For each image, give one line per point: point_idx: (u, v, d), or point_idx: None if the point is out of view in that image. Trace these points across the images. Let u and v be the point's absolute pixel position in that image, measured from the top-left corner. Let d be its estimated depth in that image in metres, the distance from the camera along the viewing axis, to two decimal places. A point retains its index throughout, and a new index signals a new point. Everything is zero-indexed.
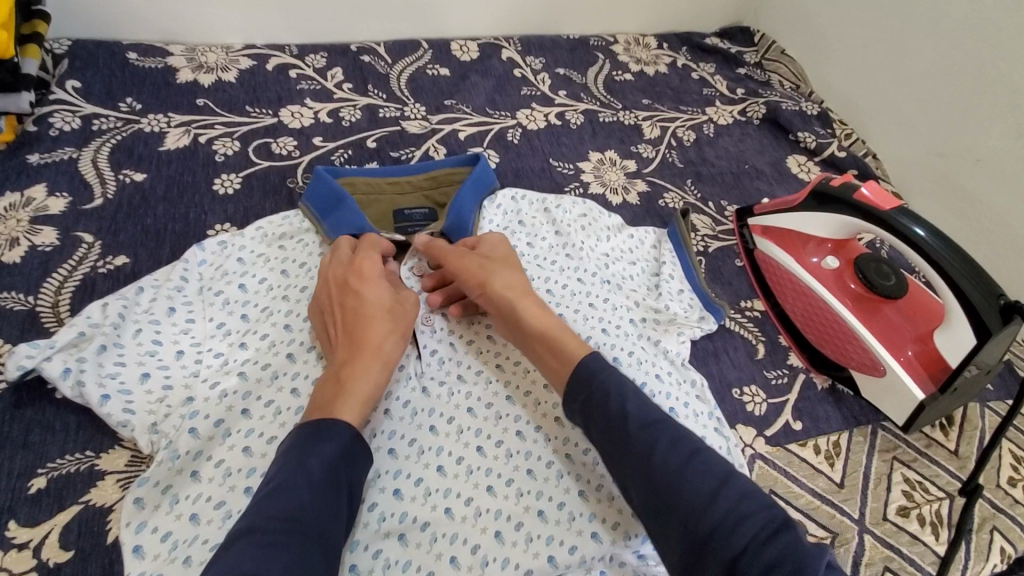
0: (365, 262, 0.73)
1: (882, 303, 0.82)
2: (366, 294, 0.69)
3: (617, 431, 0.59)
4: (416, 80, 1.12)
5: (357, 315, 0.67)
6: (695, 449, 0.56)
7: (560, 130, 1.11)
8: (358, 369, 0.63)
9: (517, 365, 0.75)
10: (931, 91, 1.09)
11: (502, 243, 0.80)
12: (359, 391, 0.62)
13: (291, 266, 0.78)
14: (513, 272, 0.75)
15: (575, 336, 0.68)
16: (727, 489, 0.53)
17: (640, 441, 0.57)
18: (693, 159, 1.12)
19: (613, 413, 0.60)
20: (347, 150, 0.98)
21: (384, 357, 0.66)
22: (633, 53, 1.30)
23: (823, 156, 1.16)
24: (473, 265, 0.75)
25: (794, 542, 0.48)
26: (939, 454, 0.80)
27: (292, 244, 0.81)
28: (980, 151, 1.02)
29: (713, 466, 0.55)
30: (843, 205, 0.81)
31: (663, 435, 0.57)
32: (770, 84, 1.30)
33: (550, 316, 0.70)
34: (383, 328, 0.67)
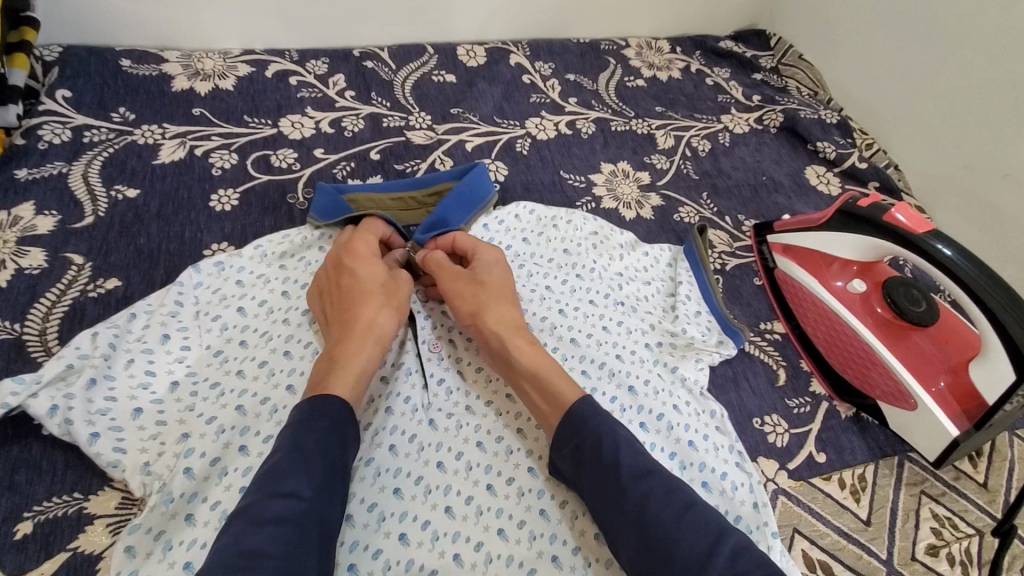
0: (359, 243, 0.73)
1: (912, 329, 0.78)
2: (362, 273, 0.69)
3: (609, 484, 0.56)
4: (421, 87, 1.08)
5: (351, 293, 0.68)
6: (689, 503, 0.54)
7: (571, 140, 1.07)
8: (350, 347, 0.63)
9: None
10: (956, 106, 1.05)
11: (499, 264, 0.76)
12: (352, 366, 0.61)
13: (292, 288, 0.74)
14: (508, 304, 0.71)
15: (566, 379, 0.64)
16: (721, 549, 0.50)
17: (634, 495, 0.54)
18: (709, 171, 1.08)
19: (605, 463, 0.56)
20: (350, 163, 0.94)
21: (376, 333, 0.65)
22: (645, 58, 1.26)
23: (844, 167, 1.11)
24: (468, 295, 0.71)
25: None
26: (968, 487, 0.77)
27: (294, 264, 0.77)
28: (1008, 166, 0.98)
29: (709, 522, 0.52)
30: (873, 227, 0.76)
31: (657, 487, 0.55)
32: (787, 91, 1.25)
33: (540, 354, 0.66)
34: (375, 305, 0.67)
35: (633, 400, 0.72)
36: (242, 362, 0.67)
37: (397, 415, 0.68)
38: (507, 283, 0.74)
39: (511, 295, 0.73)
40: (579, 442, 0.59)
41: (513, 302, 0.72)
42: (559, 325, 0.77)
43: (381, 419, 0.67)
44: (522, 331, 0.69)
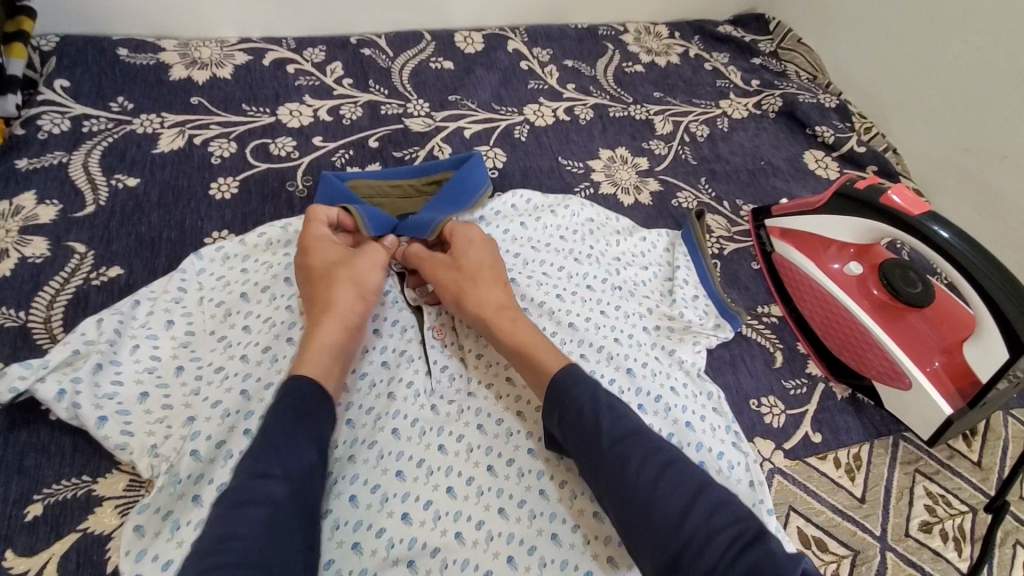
0: (309, 233, 0.74)
1: (907, 310, 0.78)
2: (312, 262, 0.71)
3: (593, 446, 0.58)
4: (419, 74, 1.08)
5: (311, 281, 0.69)
6: (668, 462, 0.56)
7: (569, 126, 1.07)
8: (312, 331, 0.64)
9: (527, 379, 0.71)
10: (968, 85, 1.02)
11: (475, 241, 0.77)
12: (314, 344, 0.63)
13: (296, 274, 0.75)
14: (486, 281, 0.72)
15: (549, 352, 0.66)
16: (696, 509, 0.53)
17: (614, 457, 0.57)
18: (708, 156, 1.09)
19: (588, 431, 0.59)
20: (349, 151, 0.93)
21: (331, 312, 0.66)
22: (644, 43, 1.26)
23: (842, 151, 1.11)
24: (450, 279, 0.72)
25: (767, 554, 0.50)
26: (962, 465, 0.78)
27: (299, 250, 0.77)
28: (1007, 147, 0.98)
29: (687, 478, 0.55)
30: (871, 210, 0.77)
31: (634, 450, 0.57)
32: (786, 75, 1.24)
33: (524, 330, 0.68)
34: (329, 289, 0.68)
35: (631, 382, 0.73)
36: (246, 348, 0.68)
37: (399, 400, 0.68)
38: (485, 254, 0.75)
39: (491, 264, 0.75)
40: (564, 409, 0.61)
41: (496, 272, 0.74)
42: (557, 310, 0.77)
43: (384, 403, 0.68)
44: (501, 302, 0.71)
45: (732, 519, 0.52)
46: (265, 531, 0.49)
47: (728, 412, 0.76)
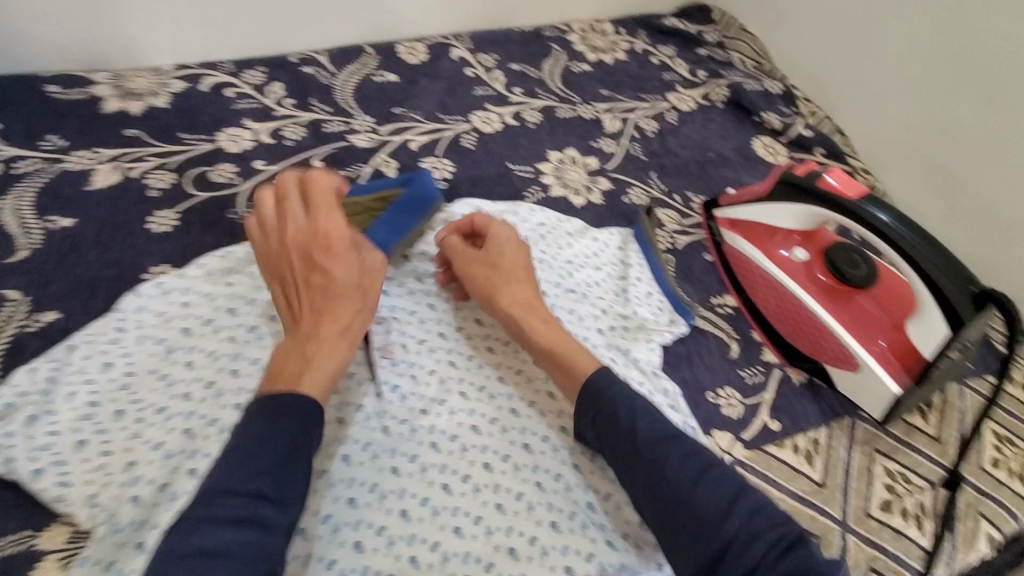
0: (333, 227, 0.64)
1: (854, 293, 0.79)
2: (335, 266, 0.63)
3: (633, 448, 0.60)
4: (362, 88, 1.07)
5: (330, 289, 0.62)
6: (707, 465, 0.58)
7: (517, 131, 1.07)
8: (326, 351, 0.59)
9: (482, 393, 0.73)
10: (920, 58, 1.03)
11: (513, 240, 0.77)
12: (328, 367, 0.59)
13: (238, 303, 0.74)
14: (523, 283, 0.74)
15: (582, 354, 0.68)
16: (736, 510, 0.55)
17: (653, 458, 0.59)
18: (658, 151, 1.09)
19: (627, 432, 0.61)
20: (292, 173, 0.93)
21: (350, 335, 0.62)
22: (589, 42, 1.26)
23: (789, 136, 1.13)
24: (484, 276, 0.74)
25: (809, 556, 0.52)
26: (920, 441, 0.79)
27: (240, 279, 0.76)
28: (948, 124, 1.01)
29: (724, 481, 0.57)
30: (812, 197, 0.78)
31: (675, 452, 0.59)
32: (731, 64, 1.25)
33: (558, 332, 0.70)
34: (353, 307, 0.63)
35: None
36: (190, 384, 0.67)
37: (350, 425, 0.67)
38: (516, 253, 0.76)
39: (520, 263, 0.76)
40: (598, 410, 0.64)
41: (526, 271, 0.75)
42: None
43: (334, 430, 0.66)
44: (525, 303, 0.72)
45: (771, 521, 0.55)
46: (245, 552, 0.47)
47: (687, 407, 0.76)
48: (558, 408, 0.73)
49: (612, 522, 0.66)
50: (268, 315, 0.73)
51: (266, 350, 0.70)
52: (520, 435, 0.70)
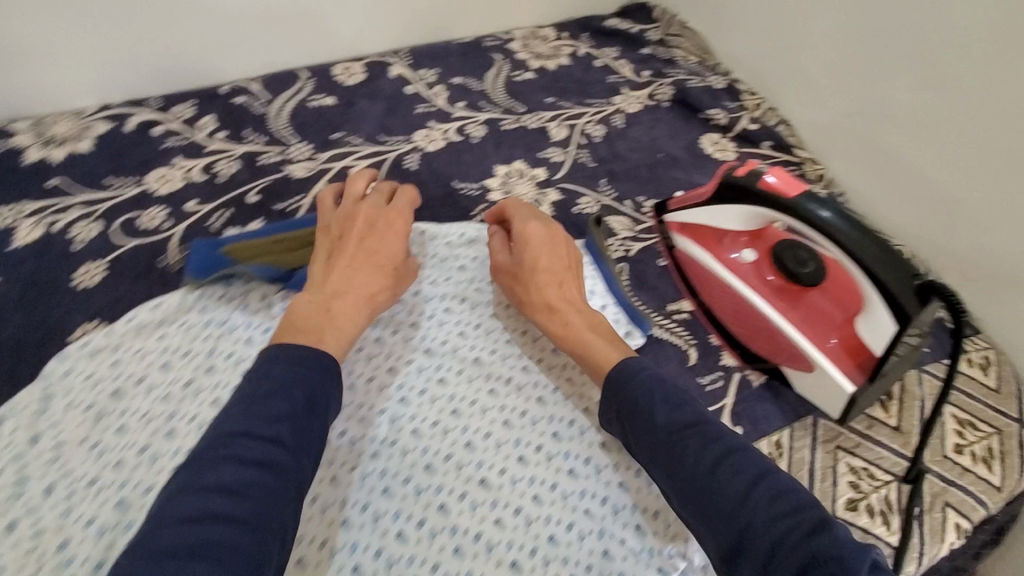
0: (399, 219, 0.80)
1: (803, 290, 0.79)
2: (385, 248, 0.77)
3: (653, 437, 0.62)
4: (299, 114, 1.03)
5: (374, 263, 0.75)
6: (728, 452, 0.59)
7: (462, 147, 1.04)
8: (350, 313, 0.71)
9: (436, 428, 0.71)
10: (855, 44, 1.00)
11: (540, 239, 0.80)
12: (349, 326, 0.70)
13: (173, 358, 0.72)
14: (553, 281, 0.77)
15: (606, 347, 0.71)
16: (756, 494, 0.55)
17: (672, 447, 0.60)
18: (607, 156, 1.07)
19: (646, 422, 0.63)
20: (227, 211, 0.89)
21: (372, 306, 0.73)
22: (532, 49, 1.24)
23: (736, 131, 1.12)
24: (513, 274, 0.79)
25: (832, 541, 0.50)
26: (881, 433, 0.79)
27: (172, 331, 0.75)
28: (889, 107, 0.98)
29: (747, 466, 0.57)
30: (753, 196, 0.76)
31: (694, 441, 0.60)
32: (674, 62, 1.24)
33: (582, 328, 0.74)
34: (380, 284, 0.75)
35: (543, 411, 0.74)
36: (122, 450, 0.65)
37: None
38: (553, 250, 0.80)
39: (557, 261, 0.80)
40: (620, 401, 0.66)
41: (562, 269, 0.79)
42: (461, 347, 0.78)
43: None
44: (549, 303, 0.76)
45: (795, 506, 0.54)
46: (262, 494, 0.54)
47: None
48: (514, 436, 0.72)
49: (575, 553, 0.65)
50: (203, 368, 0.72)
51: (200, 406, 0.69)
52: (477, 470, 0.69)
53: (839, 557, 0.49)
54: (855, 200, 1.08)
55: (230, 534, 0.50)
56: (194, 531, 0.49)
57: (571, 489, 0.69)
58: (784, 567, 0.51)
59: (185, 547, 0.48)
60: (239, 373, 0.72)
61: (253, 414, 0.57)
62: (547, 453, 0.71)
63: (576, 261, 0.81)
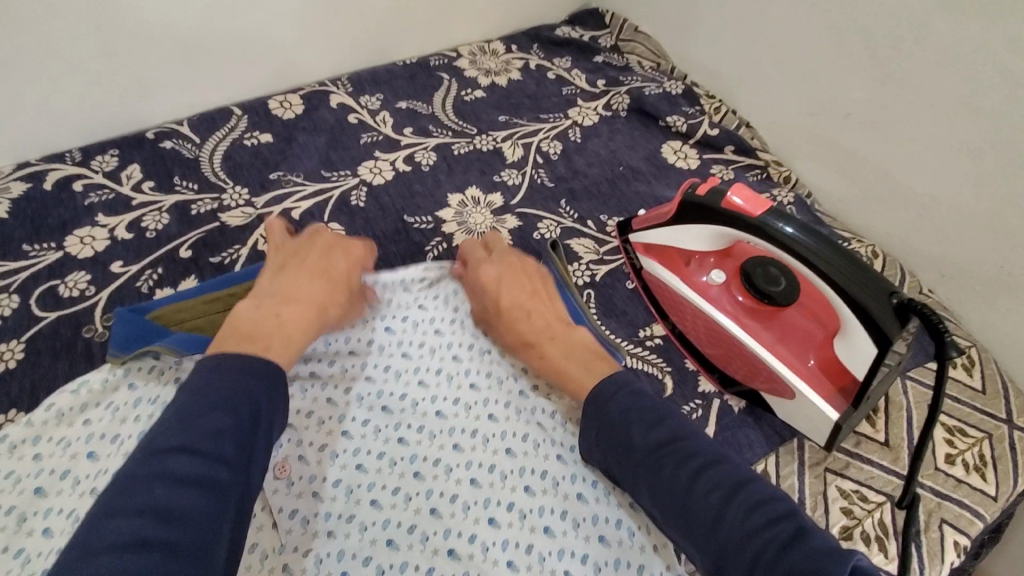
0: (354, 249, 0.81)
1: (777, 310, 0.75)
2: (337, 268, 0.76)
3: (626, 451, 0.58)
4: (233, 156, 0.97)
5: (326, 278, 0.74)
6: (706, 463, 0.54)
7: (411, 177, 0.99)
8: (296, 322, 0.67)
9: (397, 496, 0.65)
10: (811, 41, 0.96)
11: (507, 272, 0.80)
12: (293, 334, 0.66)
13: (99, 445, 0.65)
14: (523, 314, 0.76)
15: (580, 371, 0.69)
16: (734, 507, 0.50)
17: (648, 461, 0.56)
18: (566, 174, 1.03)
19: (620, 438, 0.59)
20: (156, 270, 0.83)
21: (317, 319, 0.70)
22: (480, 64, 1.18)
23: (697, 137, 1.08)
24: (488, 313, 0.78)
25: (813, 553, 0.45)
26: (871, 450, 0.75)
27: (98, 414, 0.67)
28: (847, 105, 0.95)
29: (726, 478, 0.53)
30: (716, 215, 0.72)
31: (671, 455, 0.55)
32: (629, 69, 1.20)
33: (557, 355, 0.72)
34: (329, 300, 0.73)
35: (512, 463, 0.68)
36: (46, 558, 0.57)
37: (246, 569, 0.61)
38: (521, 280, 0.79)
39: (527, 291, 0.79)
40: (602, 425, 0.61)
41: (532, 298, 0.77)
42: (421, 401, 0.73)
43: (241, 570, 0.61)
44: (522, 338, 0.75)
45: (776, 516, 0.49)
46: (202, 516, 0.46)
47: None
48: (483, 495, 0.65)
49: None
50: (132, 453, 0.64)
51: None
52: (443, 540, 0.62)
53: (818, 566, 0.44)
54: (824, 199, 1.04)
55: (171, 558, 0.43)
56: (134, 559, 0.42)
57: (548, 550, 0.62)
58: None
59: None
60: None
61: (189, 428, 0.50)
62: (519, 512, 0.64)
63: (545, 287, 0.80)
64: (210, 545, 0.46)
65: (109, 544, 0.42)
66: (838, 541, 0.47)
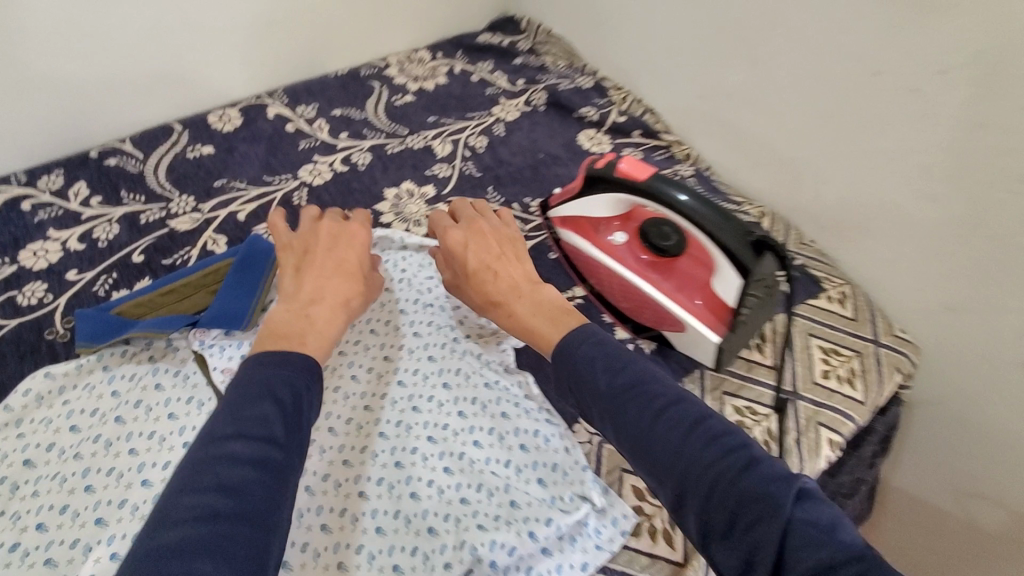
0: (357, 233, 0.82)
1: (671, 261, 0.86)
2: (349, 258, 0.78)
3: (598, 396, 0.60)
4: (178, 168, 1.03)
5: (338, 268, 0.77)
6: (670, 404, 0.57)
7: (349, 176, 1.07)
8: (324, 316, 0.70)
9: (349, 425, 0.76)
10: (692, 33, 1.10)
11: (473, 238, 0.83)
12: (324, 327, 0.69)
13: (79, 419, 0.71)
14: (493, 277, 0.78)
15: (547, 326, 0.70)
16: (695, 441, 0.53)
17: (616, 403, 0.59)
18: (492, 164, 1.13)
19: (589, 383, 0.61)
20: (111, 275, 0.88)
21: (345, 310, 0.74)
22: (409, 72, 1.28)
23: (608, 125, 1.21)
24: (459, 278, 0.81)
25: (765, 477, 0.49)
26: (760, 373, 0.87)
27: (77, 394, 0.74)
28: (727, 87, 1.09)
29: (686, 415, 0.55)
30: (610, 183, 0.84)
31: (640, 398, 0.58)
32: (546, 68, 1.32)
33: (525, 313, 0.74)
34: (348, 289, 0.75)
35: (448, 393, 0.78)
36: (40, 513, 0.64)
37: None
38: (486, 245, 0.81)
39: (493, 254, 0.81)
40: (569, 377, 0.63)
41: (497, 260, 0.80)
42: (370, 345, 0.83)
43: None
44: (490, 300, 0.77)
45: (732, 447, 0.52)
46: (259, 489, 0.50)
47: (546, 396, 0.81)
48: (422, 419, 0.76)
49: (484, 508, 0.68)
50: (111, 420, 0.71)
51: (115, 458, 0.68)
52: (390, 455, 0.73)
53: (766, 492, 0.49)
54: (720, 170, 1.18)
55: (235, 528, 0.47)
56: (199, 528, 0.46)
57: (477, 456, 0.73)
58: (720, 505, 0.50)
59: (193, 545, 0.45)
60: (156, 420, 0.71)
61: (232, 412, 0.53)
62: (453, 430, 0.75)
63: (513, 248, 0.84)
64: (270, 517, 0.50)
65: (181, 518, 0.46)
66: (787, 470, 0.51)
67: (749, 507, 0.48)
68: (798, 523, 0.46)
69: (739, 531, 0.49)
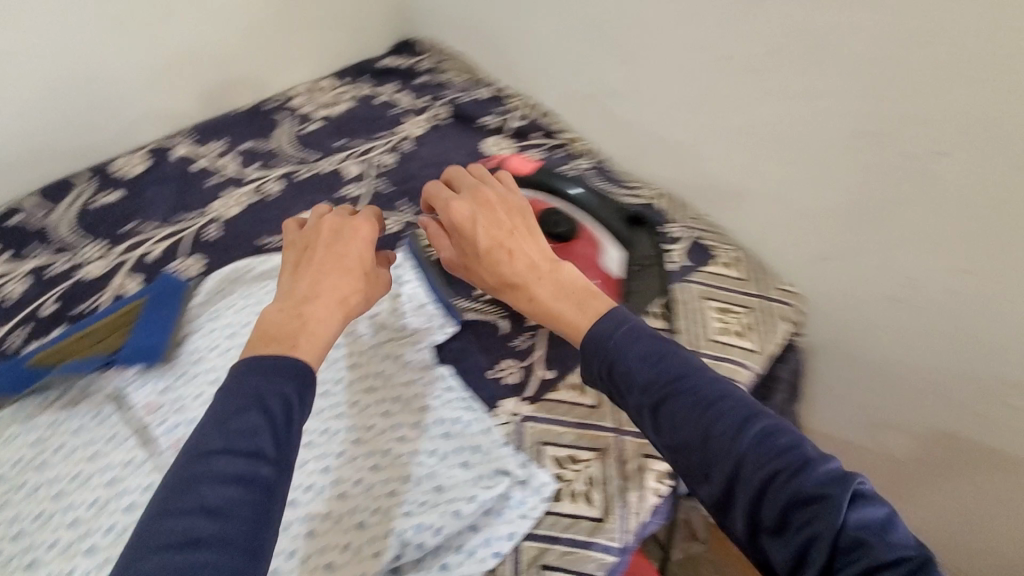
0: (363, 227, 0.77)
1: (568, 247, 0.90)
2: (353, 251, 0.75)
3: (642, 387, 0.60)
4: (85, 217, 1.04)
5: (334, 263, 0.72)
6: (719, 399, 0.58)
7: (261, 205, 1.10)
8: (317, 315, 0.66)
9: None
10: (566, 37, 1.18)
11: (478, 218, 0.77)
12: (318, 329, 0.65)
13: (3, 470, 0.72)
14: (502, 255, 0.75)
15: (565, 307, 0.70)
16: (748, 437, 0.55)
17: (662, 398, 0.59)
18: (401, 179, 1.18)
19: (627, 371, 0.61)
20: (25, 326, 0.90)
21: (343, 309, 0.69)
22: (315, 100, 1.32)
23: (510, 131, 1.29)
24: (464, 258, 0.79)
25: (821, 477, 0.52)
26: None
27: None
28: (607, 84, 1.17)
29: (736, 411, 0.57)
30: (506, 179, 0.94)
31: (686, 394, 0.59)
32: (447, 84, 1.39)
33: (542, 292, 0.72)
34: (348, 284, 0.71)
35: (372, 395, 0.81)
36: None
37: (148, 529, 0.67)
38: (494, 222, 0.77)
39: (502, 230, 0.77)
40: (599, 358, 0.63)
41: (508, 236, 0.76)
42: None
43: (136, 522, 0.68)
44: (505, 279, 0.74)
45: (786, 445, 0.55)
46: (244, 508, 0.50)
47: (464, 385, 0.86)
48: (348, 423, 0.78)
49: (411, 496, 0.73)
50: (35, 466, 0.72)
51: (41, 502, 0.69)
52: (319, 461, 0.75)
53: (822, 493, 0.51)
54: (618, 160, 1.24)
55: (217, 553, 0.47)
56: (179, 556, 0.47)
57: (403, 450, 0.77)
58: (773, 500, 0.53)
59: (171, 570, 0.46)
60: (80, 460, 0.72)
61: (218, 427, 0.53)
62: (379, 429, 0.78)
63: (523, 222, 0.79)
64: (257, 538, 0.50)
65: (165, 541, 0.47)
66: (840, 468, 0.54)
67: (802, 505, 0.52)
68: (851, 525, 0.50)
69: (792, 528, 0.52)
